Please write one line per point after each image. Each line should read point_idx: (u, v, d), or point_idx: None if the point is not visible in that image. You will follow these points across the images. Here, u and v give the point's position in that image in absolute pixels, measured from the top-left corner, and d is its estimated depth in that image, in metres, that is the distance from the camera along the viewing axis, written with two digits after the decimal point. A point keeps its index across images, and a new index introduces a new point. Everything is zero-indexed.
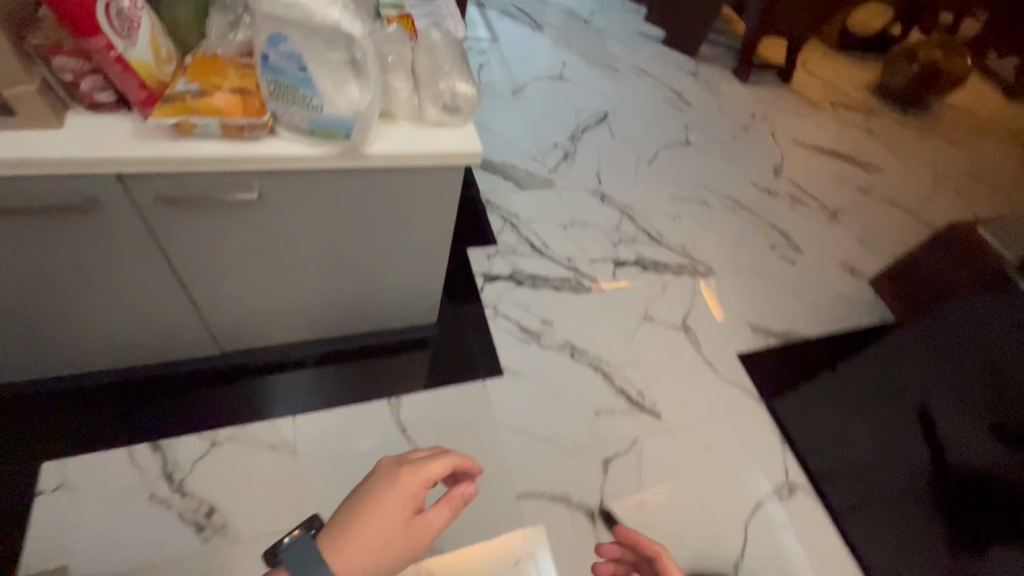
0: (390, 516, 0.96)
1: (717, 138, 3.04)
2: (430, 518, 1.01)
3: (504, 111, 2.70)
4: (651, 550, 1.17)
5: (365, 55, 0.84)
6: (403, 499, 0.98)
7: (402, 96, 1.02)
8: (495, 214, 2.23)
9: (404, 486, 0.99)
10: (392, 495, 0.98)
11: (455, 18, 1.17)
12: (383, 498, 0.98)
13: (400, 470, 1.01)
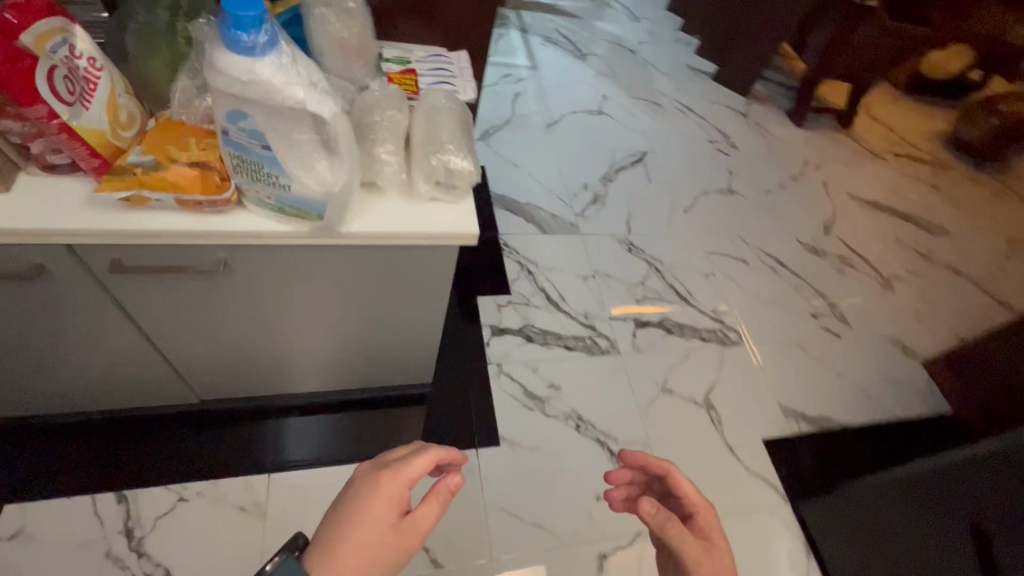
0: (373, 522, 0.82)
1: (762, 186, 2.83)
2: (421, 518, 0.87)
3: (535, 147, 2.56)
4: (665, 467, 1.05)
5: (337, 136, 0.73)
6: (385, 504, 0.84)
7: (389, 170, 0.90)
8: (511, 260, 2.10)
9: (383, 490, 0.85)
10: (372, 501, 0.84)
11: (464, 76, 1.06)
12: (363, 505, 0.84)
13: (381, 473, 0.87)
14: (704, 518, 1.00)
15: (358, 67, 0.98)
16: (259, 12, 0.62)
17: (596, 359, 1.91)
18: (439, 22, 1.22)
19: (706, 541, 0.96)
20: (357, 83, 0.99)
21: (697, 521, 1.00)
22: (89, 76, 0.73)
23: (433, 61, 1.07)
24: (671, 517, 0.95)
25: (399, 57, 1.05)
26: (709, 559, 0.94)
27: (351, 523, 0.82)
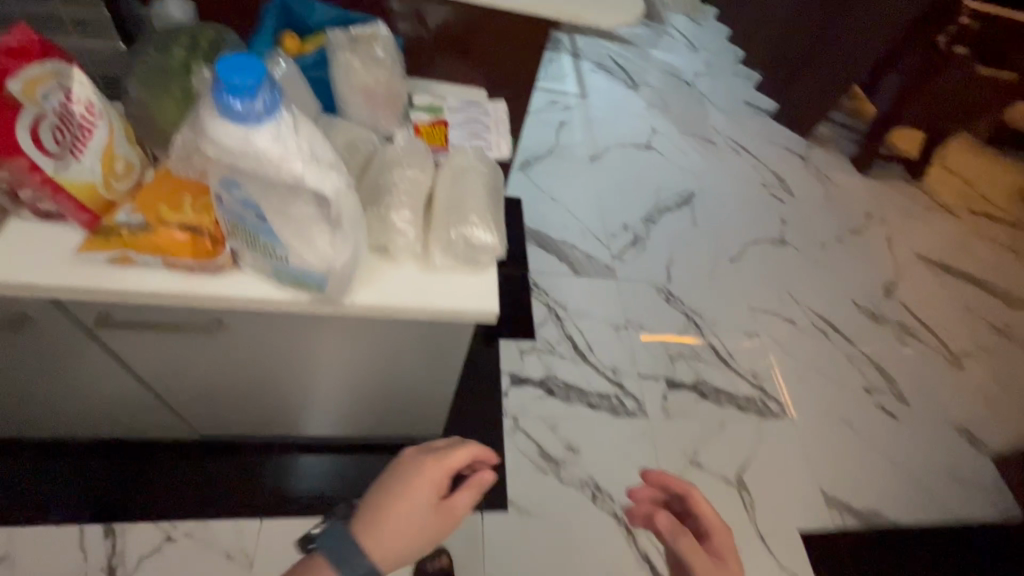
0: (415, 502, 0.79)
1: (819, 238, 2.61)
2: (458, 506, 0.83)
3: (577, 181, 2.44)
4: (686, 488, 0.91)
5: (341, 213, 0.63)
6: (428, 487, 0.81)
7: (403, 239, 0.79)
8: (539, 302, 1.98)
9: (426, 473, 0.82)
10: (415, 482, 0.81)
11: (501, 130, 0.96)
12: (406, 485, 0.80)
13: (422, 459, 0.84)
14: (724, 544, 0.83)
15: (382, 116, 0.89)
16: (258, 79, 0.53)
17: (621, 421, 1.77)
18: (477, 61, 1.12)
19: (718, 565, 0.80)
20: (380, 132, 0.90)
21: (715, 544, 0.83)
22: (82, 124, 0.66)
23: (466, 110, 0.97)
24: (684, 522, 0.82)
25: (430, 105, 0.95)
26: None
27: (393, 502, 0.79)
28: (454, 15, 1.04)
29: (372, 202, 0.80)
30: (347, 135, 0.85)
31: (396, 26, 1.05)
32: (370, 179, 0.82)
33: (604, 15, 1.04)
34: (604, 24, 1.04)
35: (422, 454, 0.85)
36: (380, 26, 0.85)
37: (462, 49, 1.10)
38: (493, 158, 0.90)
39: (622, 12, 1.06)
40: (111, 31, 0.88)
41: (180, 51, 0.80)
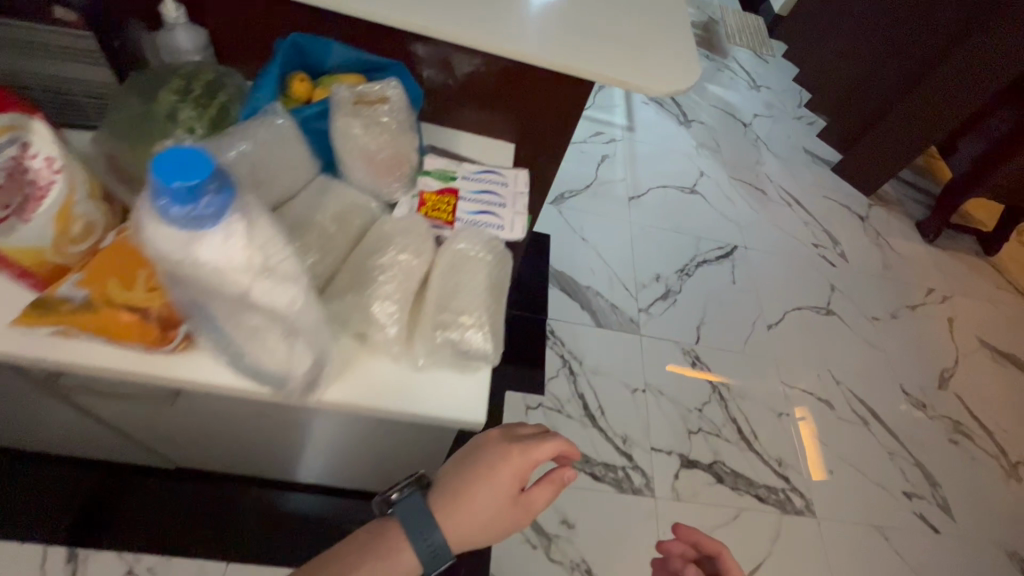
0: (494, 493, 0.66)
1: (871, 311, 2.39)
2: (536, 503, 0.70)
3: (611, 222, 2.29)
4: (723, 552, 0.77)
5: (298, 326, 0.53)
6: (508, 481, 0.67)
7: (383, 335, 0.68)
8: (554, 353, 1.86)
9: (511, 465, 0.67)
10: (496, 473, 0.67)
11: (519, 204, 0.85)
12: (486, 473, 0.67)
13: (506, 448, 0.68)
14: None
15: (382, 181, 0.79)
16: (202, 176, 0.44)
17: (625, 498, 1.63)
18: (504, 113, 1.01)
19: None
20: (380, 198, 0.80)
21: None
22: (36, 183, 0.59)
23: (482, 178, 0.86)
24: None
25: (441, 170, 0.85)
26: None
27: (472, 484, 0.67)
28: (483, 65, 0.94)
29: (353, 288, 0.69)
30: (340, 203, 0.75)
31: (418, 71, 0.95)
32: (357, 258, 0.72)
33: (652, 81, 0.92)
34: (651, 91, 0.92)
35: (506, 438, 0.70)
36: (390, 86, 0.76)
37: (489, 101, 0.99)
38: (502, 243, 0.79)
39: (672, 79, 0.94)
40: (98, 57, 0.76)
41: (167, 99, 0.72)
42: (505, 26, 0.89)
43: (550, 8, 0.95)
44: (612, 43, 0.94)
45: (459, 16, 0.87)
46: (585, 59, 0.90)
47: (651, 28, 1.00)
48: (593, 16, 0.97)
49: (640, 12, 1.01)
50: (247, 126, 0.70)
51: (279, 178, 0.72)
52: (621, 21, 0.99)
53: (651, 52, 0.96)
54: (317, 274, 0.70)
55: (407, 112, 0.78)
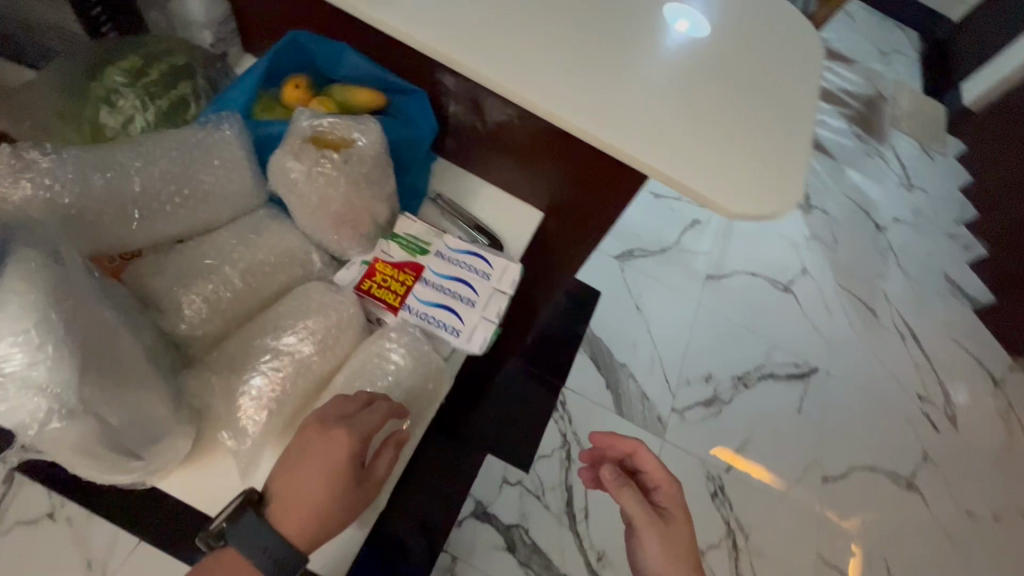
0: (314, 479, 0.50)
1: (969, 502, 1.87)
2: (382, 471, 0.54)
3: (675, 298, 1.98)
4: (639, 452, 0.77)
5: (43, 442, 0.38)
6: (325, 462, 0.50)
7: (241, 440, 0.53)
8: (555, 428, 1.62)
9: (323, 446, 0.50)
10: (311, 460, 0.51)
11: (496, 302, 0.66)
12: (310, 459, 0.50)
13: (322, 429, 0.51)
14: (676, 497, 0.75)
15: (327, 234, 0.62)
16: None
17: None
18: (535, 176, 0.82)
19: (661, 519, 0.73)
20: (325, 251, 0.64)
21: (666, 504, 0.74)
22: None
23: (460, 260, 0.67)
24: (626, 485, 0.72)
25: (413, 237, 0.67)
26: (665, 537, 0.71)
27: (296, 476, 0.50)
28: (519, 117, 0.75)
29: (228, 369, 0.54)
30: (263, 251, 0.59)
31: (442, 103, 0.78)
32: (253, 328, 0.57)
33: (724, 194, 0.69)
34: (719, 207, 0.69)
35: (324, 412, 0.53)
36: (363, 123, 0.59)
37: (518, 156, 0.80)
38: (444, 364, 0.62)
39: (754, 197, 0.70)
40: None
41: (109, 80, 0.60)
42: (555, 83, 0.71)
43: (624, 69, 0.75)
44: (687, 132, 0.73)
45: (502, 57, 0.70)
46: (644, 147, 0.70)
47: (749, 122, 0.76)
48: (677, 91, 0.75)
49: (742, 99, 0.78)
50: (178, 134, 0.57)
51: (195, 209, 0.57)
52: (709, 107, 0.76)
53: (738, 154, 0.73)
54: (196, 336, 0.55)
55: (383, 163, 0.61)
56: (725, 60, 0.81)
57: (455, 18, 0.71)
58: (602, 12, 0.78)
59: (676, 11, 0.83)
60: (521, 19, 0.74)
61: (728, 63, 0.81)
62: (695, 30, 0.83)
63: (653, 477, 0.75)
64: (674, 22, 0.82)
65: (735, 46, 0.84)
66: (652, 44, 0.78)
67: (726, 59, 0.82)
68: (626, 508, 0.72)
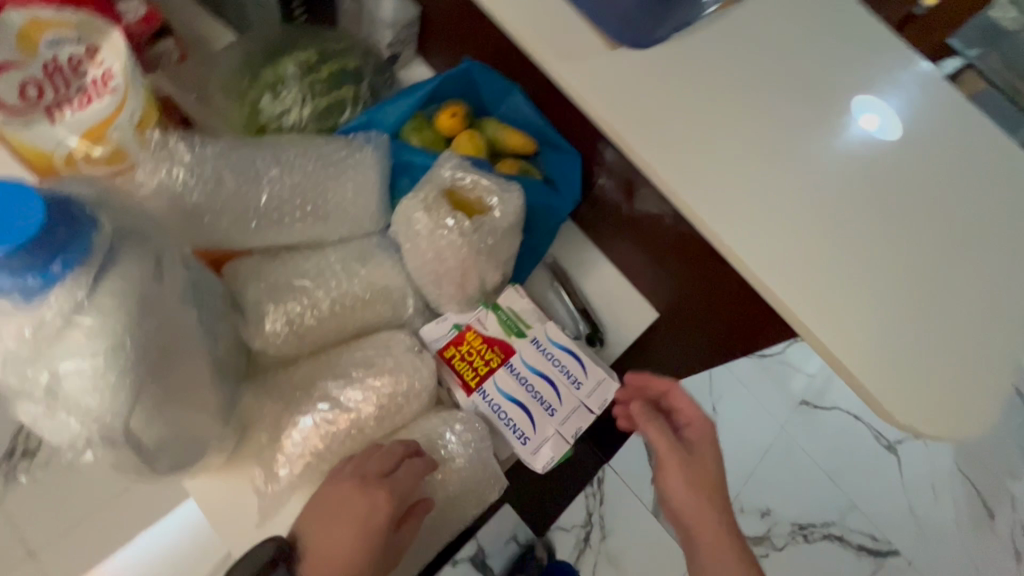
0: (343, 536, 0.47)
1: None
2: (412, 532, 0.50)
3: (762, 413, 1.53)
4: (677, 392, 0.63)
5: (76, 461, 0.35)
6: (355, 516, 0.47)
7: (271, 483, 0.49)
8: (582, 502, 1.36)
9: (354, 504, 0.47)
10: (342, 516, 0.47)
11: (579, 416, 0.57)
12: (344, 515, 0.47)
13: (361, 483, 0.47)
14: (708, 434, 0.63)
15: (428, 286, 0.56)
16: (13, 243, 0.29)
17: None
18: (665, 275, 0.71)
19: (688, 455, 0.62)
20: (421, 298, 0.59)
21: (696, 444, 0.63)
22: (86, 92, 0.52)
23: (555, 357, 0.59)
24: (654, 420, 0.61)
25: (514, 314, 0.60)
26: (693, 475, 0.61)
27: (330, 527, 0.47)
28: (673, 217, 0.65)
29: (285, 400, 0.51)
30: (361, 284, 0.55)
31: (594, 173, 0.70)
32: (323, 364, 0.53)
33: (894, 395, 0.56)
34: (878, 405, 0.56)
35: (364, 463, 0.48)
36: (506, 195, 0.53)
37: (656, 250, 0.70)
38: (500, 474, 0.54)
39: (929, 407, 0.56)
40: None
41: (281, 68, 0.59)
42: (732, 197, 0.60)
43: (824, 199, 0.61)
44: (877, 299, 0.58)
45: (679, 154, 0.60)
46: (815, 307, 0.57)
47: (964, 311, 0.59)
48: (883, 242, 0.60)
49: (971, 276, 0.60)
50: (323, 146, 0.54)
51: (312, 225, 0.54)
52: (917, 275, 0.59)
53: (934, 348, 0.57)
54: (268, 354, 0.52)
55: (512, 237, 0.55)
56: (966, 215, 0.62)
57: (640, 95, 0.62)
58: (822, 119, 0.63)
59: (865, 103, 0.65)
60: (720, 108, 0.62)
61: (969, 221, 0.62)
62: (882, 130, 0.64)
63: (686, 414, 0.64)
64: (857, 115, 0.64)
65: (984, 196, 0.64)
66: (876, 175, 0.62)
67: (970, 215, 0.62)
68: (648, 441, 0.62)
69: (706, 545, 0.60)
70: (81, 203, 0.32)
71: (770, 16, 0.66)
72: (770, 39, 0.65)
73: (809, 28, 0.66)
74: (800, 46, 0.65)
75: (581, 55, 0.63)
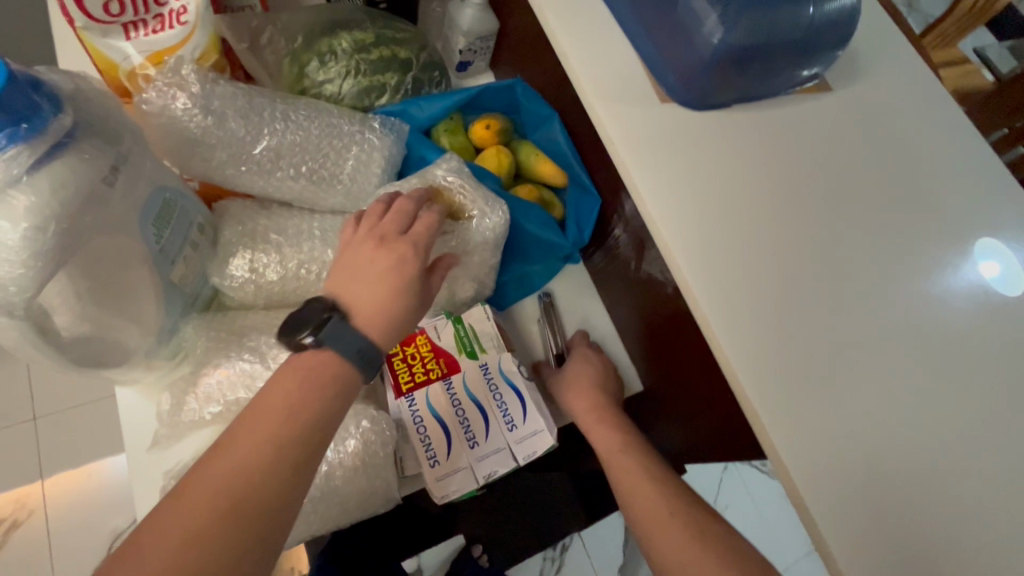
0: (386, 278, 0.43)
1: None
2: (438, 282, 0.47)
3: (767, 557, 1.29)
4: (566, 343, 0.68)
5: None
6: (391, 254, 0.44)
7: (176, 413, 0.50)
8: (537, 562, 1.25)
9: (385, 247, 0.44)
10: (375, 260, 0.43)
11: (501, 461, 0.52)
12: (382, 261, 0.43)
13: (381, 240, 0.45)
14: (585, 366, 0.63)
15: None
16: None
17: None
18: (656, 346, 0.66)
19: (563, 382, 0.62)
20: None
21: (575, 360, 0.64)
22: (161, 19, 0.57)
23: (498, 391, 0.54)
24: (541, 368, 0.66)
25: (473, 332, 0.56)
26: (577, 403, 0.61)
27: (366, 275, 0.43)
28: (674, 288, 0.59)
29: (221, 340, 0.52)
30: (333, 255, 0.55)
31: (611, 221, 0.67)
32: (272, 320, 0.54)
33: (858, 566, 0.46)
34: (836, 569, 0.46)
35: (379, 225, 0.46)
36: (488, 211, 0.54)
37: (652, 318, 0.65)
38: (393, 492, 0.52)
39: None
40: None
41: (336, 41, 0.62)
42: (738, 283, 0.53)
43: (846, 317, 0.53)
44: (875, 447, 0.49)
45: (695, 222, 0.56)
46: (797, 434, 0.49)
47: (990, 506, 0.47)
48: (905, 385, 0.51)
49: (1008, 462, 0.49)
50: (340, 118, 0.56)
51: (304, 186, 0.55)
52: (938, 438, 0.49)
53: (932, 530, 0.47)
54: (229, 295, 0.54)
55: (485, 254, 0.56)
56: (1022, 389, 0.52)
57: (673, 157, 0.59)
58: (865, 236, 0.57)
59: (990, 249, 0.58)
60: (754, 195, 0.57)
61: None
62: (1004, 281, 0.56)
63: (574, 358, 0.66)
64: (980, 260, 0.57)
65: None
66: (915, 314, 0.54)
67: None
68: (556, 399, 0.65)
69: (613, 469, 0.55)
70: (52, 92, 0.35)
71: (833, 123, 0.63)
72: (826, 146, 0.61)
73: (871, 145, 0.62)
74: (858, 158, 0.61)
75: (627, 100, 0.61)
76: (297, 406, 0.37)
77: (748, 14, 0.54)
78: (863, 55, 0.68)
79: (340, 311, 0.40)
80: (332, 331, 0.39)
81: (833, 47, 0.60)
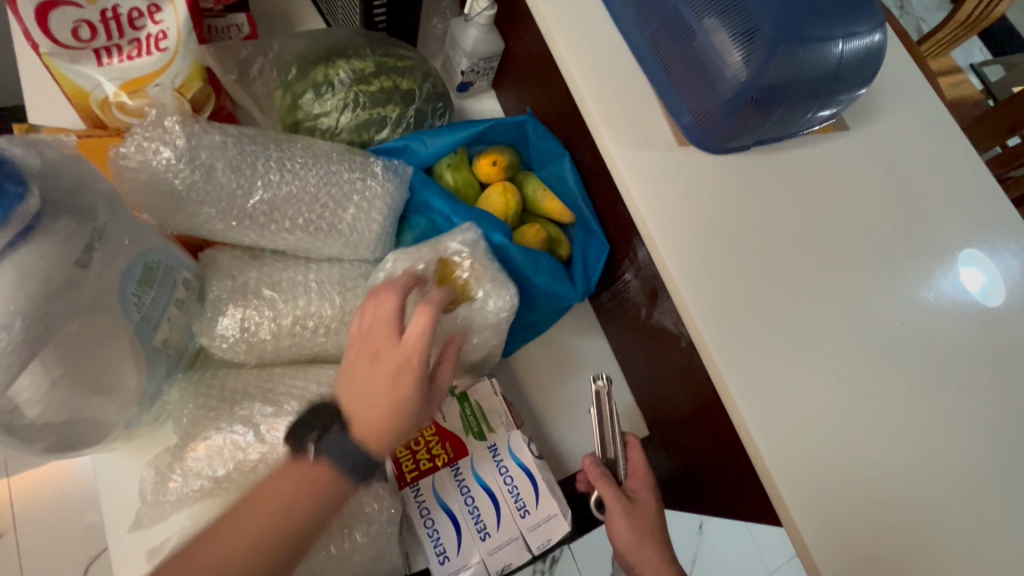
0: (381, 397, 0.41)
1: None
2: (444, 373, 0.44)
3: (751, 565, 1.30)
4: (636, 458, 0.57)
5: None
6: (383, 369, 0.41)
7: (161, 486, 0.46)
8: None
9: (380, 362, 0.41)
10: (369, 377, 0.41)
11: (515, 555, 0.50)
12: (378, 377, 0.41)
13: (375, 353, 0.42)
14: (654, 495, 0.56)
15: None
16: None
17: None
18: (666, 395, 0.63)
19: (646, 528, 0.53)
20: None
21: (643, 491, 0.56)
22: (138, 44, 0.51)
23: (509, 473, 0.51)
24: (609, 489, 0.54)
25: (479, 411, 0.53)
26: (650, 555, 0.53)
27: (364, 385, 0.41)
28: (687, 343, 0.57)
29: (208, 408, 0.47)
30: (332, 312, 0.51)
31: (622, 266, 0.64)
32: (262, 380, 0.50)
33: None
34: None
35: (374, 333, 0.43)
36: (497, 297, 0.52)
37: (663, 367, 0.62)
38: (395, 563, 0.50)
39: None
40: None
41: (332, 71, 0.57)
42: (758, 346, 0.51)
43: (867, 381, 0.51)
44: (893, 520, 0.48)
45: (713, 279, 0.53)
46: (814, 510, 0.47)
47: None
48: (922, 453, 0.50)
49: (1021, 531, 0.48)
50: (337, 163, 0.51)
51: (300, 238, 0.51)
52: (954, 509, 0.48)
53: None
54: (217, 353, 0.50)
55: (492, 333, 0.54)
56: None
57: (690, 203, 0.55)
58: (883, 290, 0.55)
59: (969, 258, 0.58)
60: (773, 247, 0.55)
61: None
62: (983, 292, 0.56)
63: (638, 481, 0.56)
64: (958, 266, 0.57)
65: None
66: (935, 379, 0.52)
67: None
68: (612, 528, 0.54)
69: None
70: (16, 171, 0.30)
71: (852, 168, 0.60)
72: (846, 192, 0.59)
73: (890, 192, 0.60)
74: (877, 208, 0.59)
75: (644, 143, 0.57)
76: (281, 517, 0.39)
77: (774, 56, 0.49)
78: (882, 93, 0.65)
79: (343, 420, 0.41)
80: (331, 446, 0.41)
81: (858, 86, 0.56)
